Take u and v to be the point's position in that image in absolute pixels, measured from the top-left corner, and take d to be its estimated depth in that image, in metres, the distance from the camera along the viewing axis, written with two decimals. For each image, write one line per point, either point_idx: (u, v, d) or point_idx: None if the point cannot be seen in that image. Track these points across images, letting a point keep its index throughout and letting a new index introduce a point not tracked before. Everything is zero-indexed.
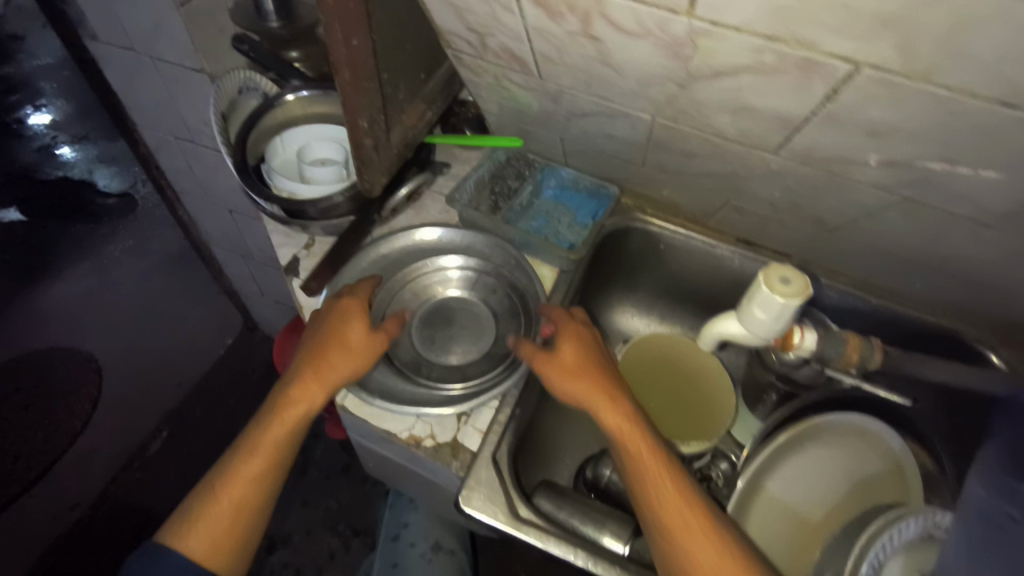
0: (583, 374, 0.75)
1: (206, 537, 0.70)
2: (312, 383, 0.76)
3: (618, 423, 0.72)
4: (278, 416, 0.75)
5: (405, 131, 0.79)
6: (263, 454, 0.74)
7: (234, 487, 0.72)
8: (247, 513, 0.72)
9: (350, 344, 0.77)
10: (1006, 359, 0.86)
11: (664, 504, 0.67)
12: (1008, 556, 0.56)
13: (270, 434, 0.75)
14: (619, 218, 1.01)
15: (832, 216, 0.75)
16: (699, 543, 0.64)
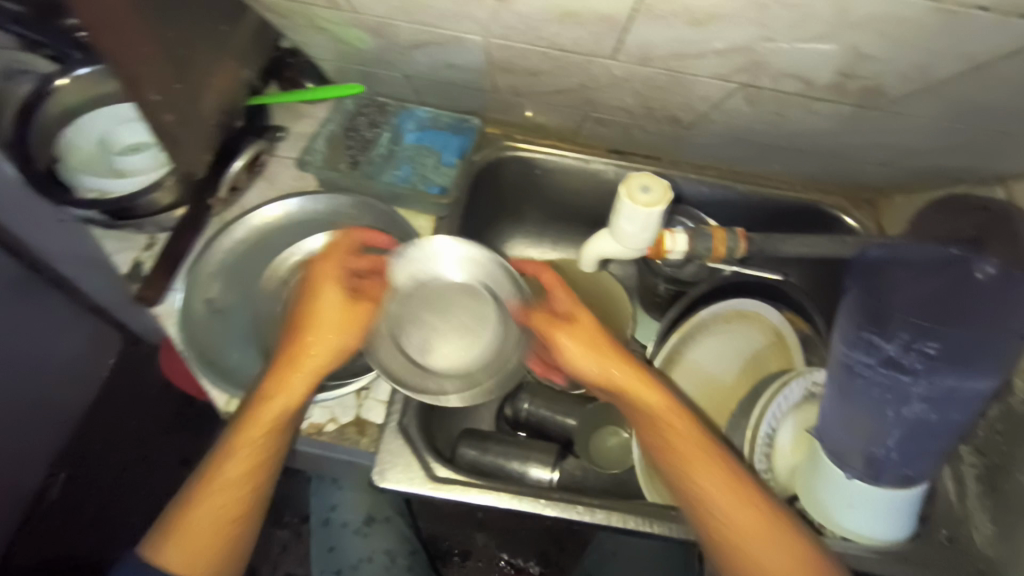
0: (562, 311, 0.71)
1: (187, 551, 0.60)
2: (314, 344, 0.66)
3: (590, 365, 0.68)
4: (275, 376, 0.65)
5: (218, 95, 0.70)
6: (262, 426, 0.63)
7: (206, 499, 0.61)
8: (232, 527, 0.62)
9: (334, 304, 0.68)
10: (858, 219, 0.93)
11: (714, 480, 0.62)
12: (869, 398, 0.64)
13: (250, 439, 0.63)
14: (487, 151, 0.96)
15: (684, 113, 0.75)
16: (705, 473, 0.63)
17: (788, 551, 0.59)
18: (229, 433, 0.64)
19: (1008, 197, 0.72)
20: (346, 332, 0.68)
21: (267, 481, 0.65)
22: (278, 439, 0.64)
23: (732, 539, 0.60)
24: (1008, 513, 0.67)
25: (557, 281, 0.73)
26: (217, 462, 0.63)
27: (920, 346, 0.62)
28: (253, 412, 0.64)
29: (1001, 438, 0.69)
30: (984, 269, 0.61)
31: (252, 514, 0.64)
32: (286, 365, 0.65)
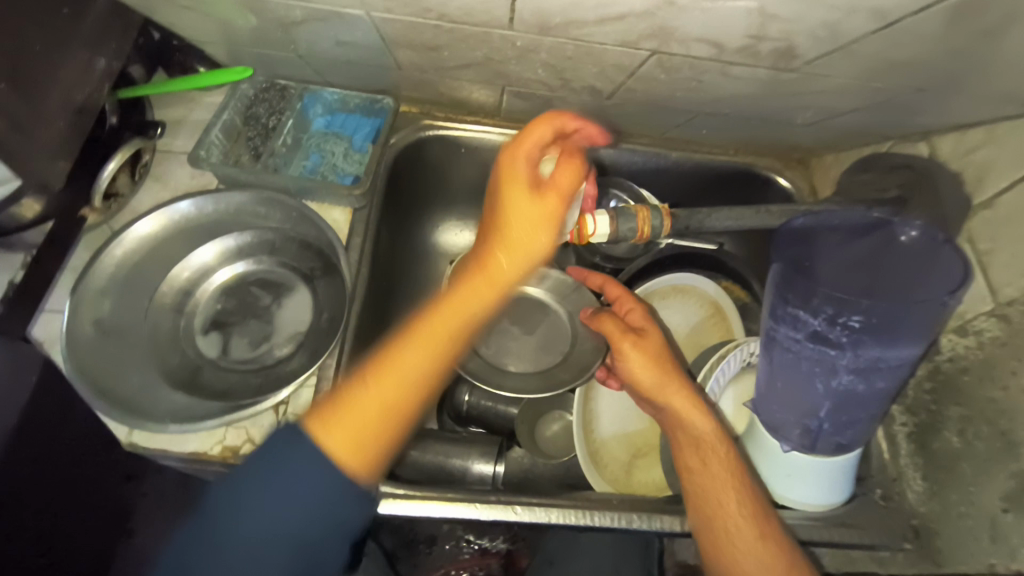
0: (521, 221, 0.62)
1: (351, 430, 0.51)
2: (507, 245, 0.62)
3: (491, 261, 0.63)
4: (417, 337, 0.57)
5: (68, 92, 0.62)
6: (426, 345, 0.57)
7: (351, 414, 0.52)
8: (374, 447, 0.52)
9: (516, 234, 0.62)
10: (791, 179, 0.91)
11: (714, 486, 0.59)
12: (800, 371, 0.62)
13: (406, 359, 0.56)
14: (405, 132, 0.88)
15: (602, 83, 0.71)
16: (719, 471, 0.60)
17: (777, 559, 0.56)
18: (358, 373, 0.56)
19: (931, 152, 0.71)
20: (477, 294, 0.61)
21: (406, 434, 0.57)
22: (446, 360, 0.58)
23: (727, 545, 0.57)
24: (936, 470, 0.67)
25: (530, 174, 0.64)
26: (362, 377, 0.55)
27: (845, 320, 0.56)
28: (394, 352, 0.56)
29: (930, 397, 0.69)
30: (907, 232, 0.60)
31: (399, 442, 0.55)
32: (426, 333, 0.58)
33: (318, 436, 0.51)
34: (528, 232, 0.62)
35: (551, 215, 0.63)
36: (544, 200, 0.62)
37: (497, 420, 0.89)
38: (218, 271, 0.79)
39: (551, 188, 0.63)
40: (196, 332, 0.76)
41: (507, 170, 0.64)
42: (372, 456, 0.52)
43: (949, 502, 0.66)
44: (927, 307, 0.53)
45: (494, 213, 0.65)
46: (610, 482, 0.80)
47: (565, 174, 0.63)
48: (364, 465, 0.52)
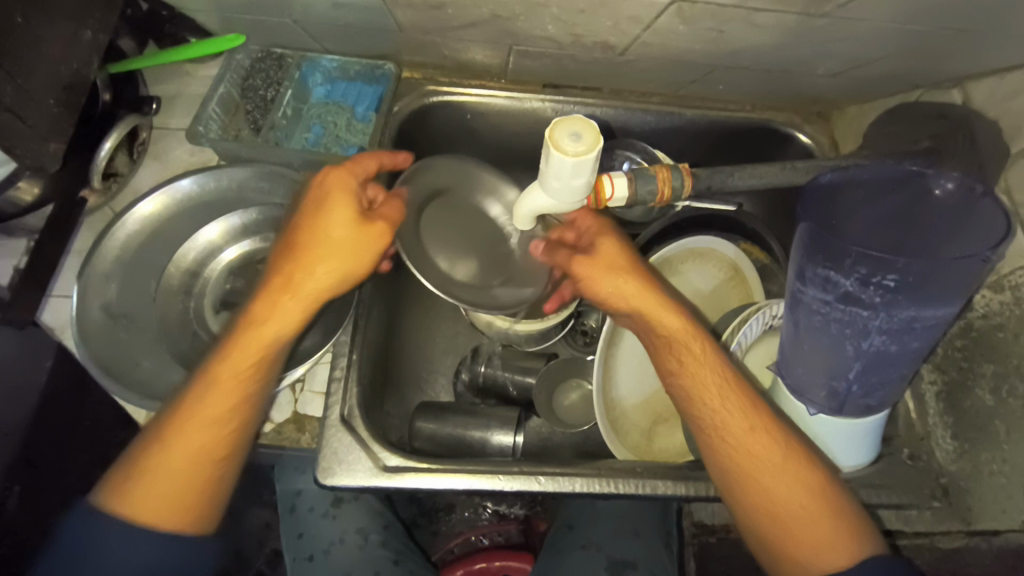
0: (334, 245, 0.58)
1: (162, 492, 0.57)
2: (303, 275, 0.59)
3: (281, 275, 0.59)
4: (215, 383, 0.58)
5: (56, 68, 0.60)
6: (204, 419, 0.58)
7: (152, 482, 0.57)
8: (192, 499, 0.58)
9: (333, 240, 0.58)
10: (812, 135, 0.87)
11: (726, 420, 0.59)
12: (828, 333, 0.60)
13: (196, 433, 0.58)
14: (409, 99, 0.83)
15: (616, 37, 0.71)
16: (750, 440, 0.59)
17: (796, 473, 0.58)
18: (150, 439, 0.58)
19: (965, 100, 0.68)
20: (284, 321, 0.59)
21: (233, 462, 0.60)
22: (245, 413, 0.60)
23: (754, 490, 0.58)
24: (967, 429, 0.66)
25: (348, 188, 0.60)
26: (156, 445, 0.58)
27: (880, 280, 0.53)
28: (174, 428, 0.58)
29: (961, 354, 0.67)
30: (942, 185, 0.57)
31: (218, 486, 0.60)
32: (238, 352, 0.59)
33: (117, 507, 0.56)
34: (303, 273, 0.58)
35: (364, 251, 0.59)
36: (370, 230, 0.59)
37: (515, 390, 0.87)
38: (225, 251, 0.77)
39: (346, 198, 0.59)
40: (207, 315, 0.74)
41: (312, 201, 0.60)
42: (192, 506, 0.58)
43: (980, 460, 0.65)
44: (965, 264, 0.50)
45: (296, 240, 0.59)
46: (631, 449, 0.79)
47: (394, 209, 0.62)
48: (189, 517, 0.58)
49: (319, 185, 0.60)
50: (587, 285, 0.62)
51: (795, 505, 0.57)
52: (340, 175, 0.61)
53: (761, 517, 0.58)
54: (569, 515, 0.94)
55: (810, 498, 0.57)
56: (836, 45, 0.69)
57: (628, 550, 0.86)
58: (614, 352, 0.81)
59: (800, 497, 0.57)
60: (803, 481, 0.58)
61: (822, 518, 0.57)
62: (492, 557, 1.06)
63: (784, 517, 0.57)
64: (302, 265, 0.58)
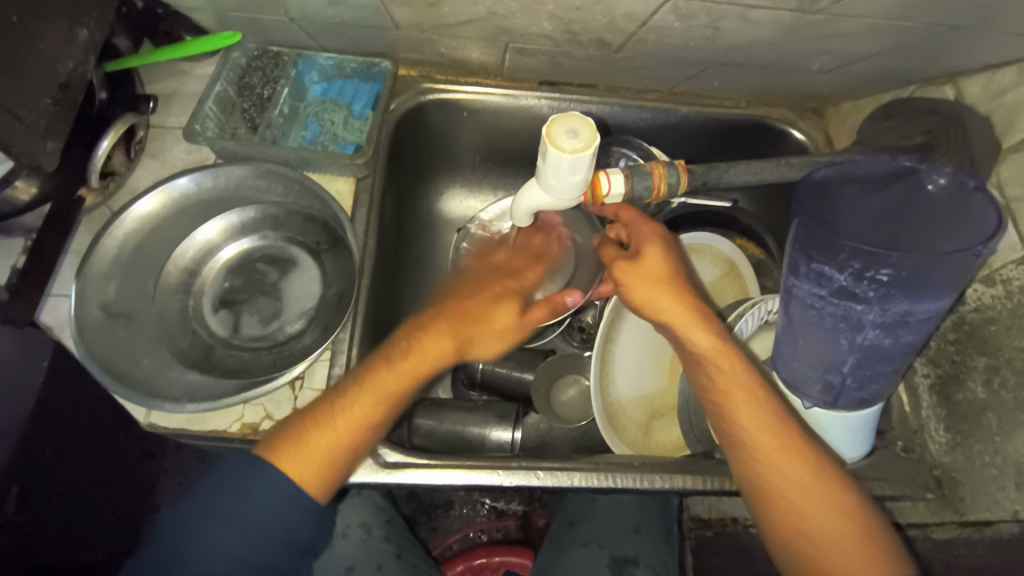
0: (492, 328, 0.68)
1: (316, 455, 0.59)
2: (476, 337, 0.67)
3: (441, 344, 0.66)
4: (370, 387, 0.62)
5: (52, 67, 0.60)
6: (345, 420, 0.60)
7: (312, 446, 0.59)
8: (331, 471, 0.60)
9: (497, 326, 0.68)
10: (807, 131, 0.87)
11: (759, 440, 0.58)
12: (822, 328, 0.61)
13: (357, 407, 0.61)
14: (404, 96, 0.84)
15: (612, 34, 0.72)
16: (786, 463, 0.57)
17: (831, 499, 0.57)
18: (312, 415, 0.61)
19: (957, 95, 0.69)
20: (442, 347, 0.65)
21: (346, 468, 0.61)
22: (358, 441, 0.61)
23: (789, 513, 0.57)
24: (959, 421, 0.67)
25: (514, 288, 0.73)
26: (312, 419, 0.60)
27: (874, 274, 0.54)
28: (351, 393, 0.61)
29: (953, 347, 0.68)
30: (935, 180, 0.58)
31: (348, 469, 0.62)
32: (410, 359, 0.64)
33: (280, 464, 0.58)
34: (484, 310, 0.68)
35: (518, 333, 0.69)
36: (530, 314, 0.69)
37: (512, 387, 0.88)
38: (223, 249, 0.78)
39: (508, 291, 0.72)
40: (205, 312, 0.75)
41: (469, 293, 0.71)
42: (328, 478, 0.60)
43: (973, 452, 0.66)
44: (958, 258, 0.51)
45: (467, 304, 0.69)
46: (629, 444, 0.79)
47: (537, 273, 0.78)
48: (321, 485, 0.60)
49: (525, 238, 0.80)
50: (626, 287, 0.64)
51: (833, 531, 0.56)
52: (512, 279, 0.75)
53: (788, 537, 0.57)
54: (571, 511, 0.94)
55: (844, 527, 0.56)
56: (830, 41, 0.70)
57: (630, 546, 0.86)
58: (612, 348, 0.81)
59: (835, 525, 0.56)
60: (838, 507, 0.56)
61: (853, 548, 0.55)
62: (491, 551, 1.07)
63: (816, 540, 0.56)
64: (468, 339, 0.67)
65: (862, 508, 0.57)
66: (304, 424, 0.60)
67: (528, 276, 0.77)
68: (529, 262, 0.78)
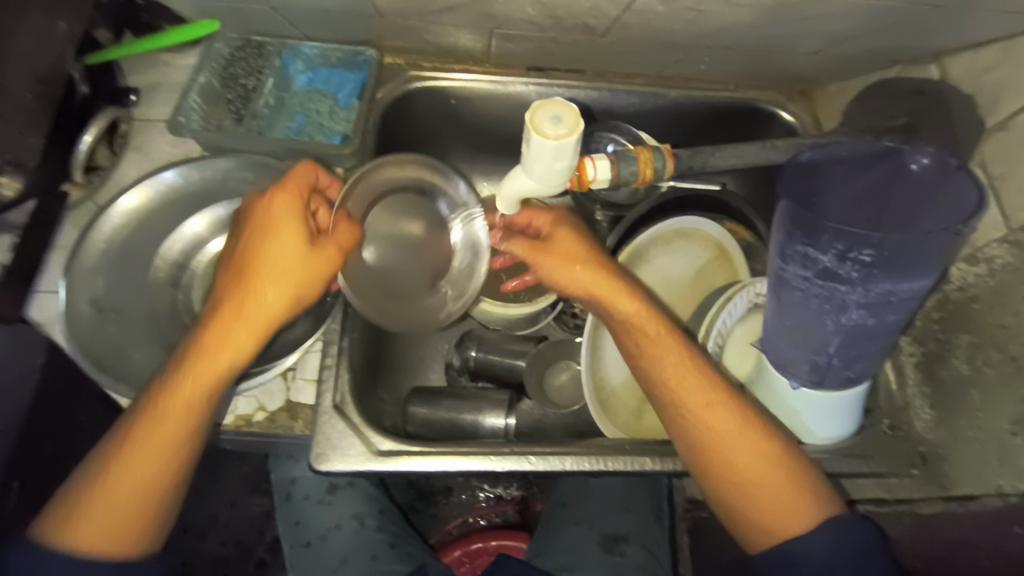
0: (284, 269, 0.57)
1: (102, 520, 0.54)
2: (250, 298, 0.57)
3: (221, 312, 0.57)
4: (193, 374, 0.56)
5: (31, 61, 0.59)
6: (154, 448, 0.55)
7: (100, 513, 0.54)
8: (148, 512, 0.56)
9: (267, 260, 0.57)
10: (795, 113, 0.87)
11: (671, 387, 0.61)
12: (807, 307, 0.61)
13: (138, 456, 0.55)
14: (391, 84, 0.83)
15: (596, 19, 0.71)
16: (713, 418, 0.59)
17: (759, 443, 0.59)
18: (127, 437, 0.56)
19: (943, 75, 0.69)
20: (222, 355, 0.57)
21: (185, 473, 0.58)
22: (207, 410, 0.57)
23: (713, 461, 0.59)
24: (945, 398, 0.68)
25: (309, 232, 0.60)
26: (148, 430, 0.56)
27: (856, 255, 0.54)
28: (123, 446, 0.55)
29: (939, 326, 0.68)
30: (918, 160, 0.58)
31: (168, 505, 0.57)
32: (218, 326, 0.57)
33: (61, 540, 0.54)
34: (269, 252, 0.57)
35: (319, 273, 0.60)
36: (319, 258, 0.60)
37: (506, 372, 0.88)
38: (210, 242, 0.77)
39: (304, 263, 0.59)
40: (196, 306, 0.75)
41: (275, 221, 0.59)
42: (141, 524, 0.55)
43: (957, 428, 0.66)
44: (940, 237, 0.52)
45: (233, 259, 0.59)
46: (621, 428, 0.80)
47: (344, 233, 0.64)
48: (128, 538, 0.55)
49: (282, 191, 0.60)
50: (545, 270, 0.64)
51: (760, 481, 0.58)
52: (277, 238, 0.58)
53: (723, 492, 0.59)
54: (562, 494, 0.95)
55: (779, 473, 0.58)
56: (816, 22, 0.69)
57: (620, 525, 0.87)
58: (602, 333, 0.82)
59: (766, 475, 0.58)
60: (767, 455, 0.59)
61: (784, 487, 0.58)
62: (488, 536, 1.08)
63: (740, 478, 0.58)
64: (248, 294, 0.57)
65: (792, 461, 0.59)
66: (83, 488, 0.55)
67: (253, 232, 0.59)
68: (285, 216, 0.59)
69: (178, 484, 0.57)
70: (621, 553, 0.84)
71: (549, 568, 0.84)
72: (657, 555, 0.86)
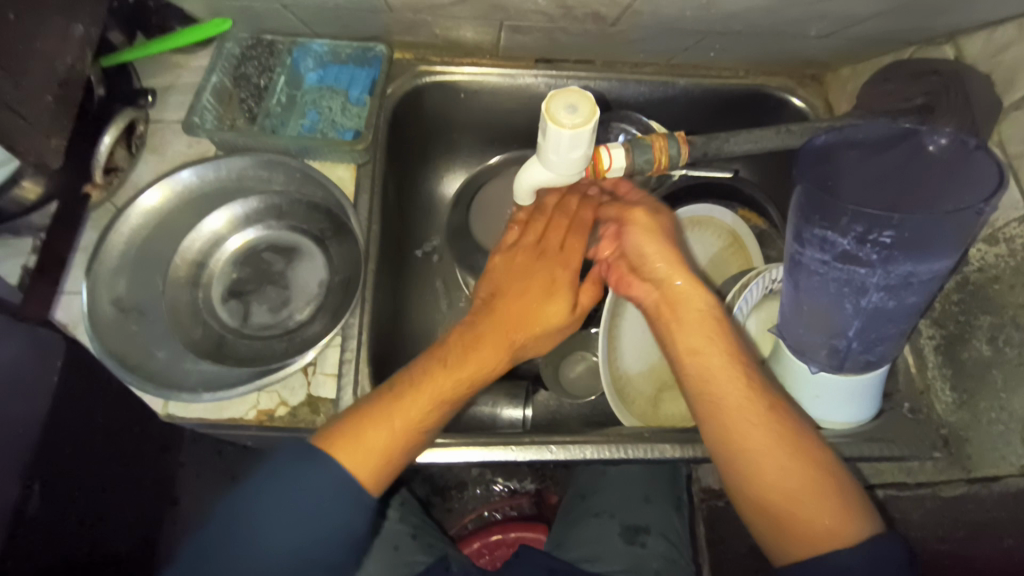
0: (538, 311, 0.64)
1: (367, 459, 0.57)
2: (525, 321, 0.64)
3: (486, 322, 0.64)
4: (446, 370, 0.61)
5: (50, 63, 0.60)
6: (408, 415, 0.58)
7: (371, 437, 0.57)
8: (384, 464, 0.58)
9: (554, 279, 0.65)
10: (806, 99, 0.86)
11: (712, 367, 0.59)
12: (826, 292, 0.61)
13: (411, 406, 0.59)
14: (401, 80, 0.83)
15: (606, 8, 0.72)
16: (752, 421, 0.56)
17: (800, 454, 0.54)
18: (381, 399, 0.59)
19: (958, 55, 0.69)
20: (489, 356, 0.62)
21: (406, 457, 0.60)
22: (444, 414, 0.60)
23: (747, 461, 0.55)
24: (965, 380, 0.68)
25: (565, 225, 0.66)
26: (386, 401, 0.59)
27: (876, 237, 0.54)
28: (408, 393, 0.59)
29: (958, 308, 0.68)
30: (936, 140, 0.58)
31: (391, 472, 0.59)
32: (484, 343, 0.62)
33: (334, 454, 0.56)
34: (544, 296, 0.64)
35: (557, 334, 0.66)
36: (583, 296, 0.67)
37: (522, 364, 0.89)
38: (230, 239, 0.79)
39: (562, 260, 0.66)
40: (215, 302, 0.76)
41: (567, 256, 0.66)
42: (380, 476, 0.58)
43: (979, 410, 0.66)
44: (961, 217, 0.51)
45: (505, 277, 0.66)
46: (639, 417, 0.80)
47: (587, 295, 0.67)
48: (374, 478, 0.58)
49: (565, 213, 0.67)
50: (633, 231, 0.64)
51: (795, 492, 0.53)
52: (561, 227, 0.66)
53: (759, 503, 0.54)
54: (580, 485, 0.96)
55: (819, 483, 0.53)
56: (826, 5, 0.69)
57: (640, 515, 0.88)
58: (618, 323, 0.82)
59: (803, 482, 0.53)
60: (809, 466, 0.54)
61: (825, 500, 0.53)
62: (506, 529, 1.08)
63: (776, 490, 0.54)
64: (507, 327, 0.63)
65: (840, 479, 0.54)
66: (347, 425, 0.58)
67: (553, 242, 0.66)
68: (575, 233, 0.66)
69: (402, 462, 0.60)
70: (642, 544, 0.84)
71: (572, 557, 0.84)
72: (676, 544, 0.86)
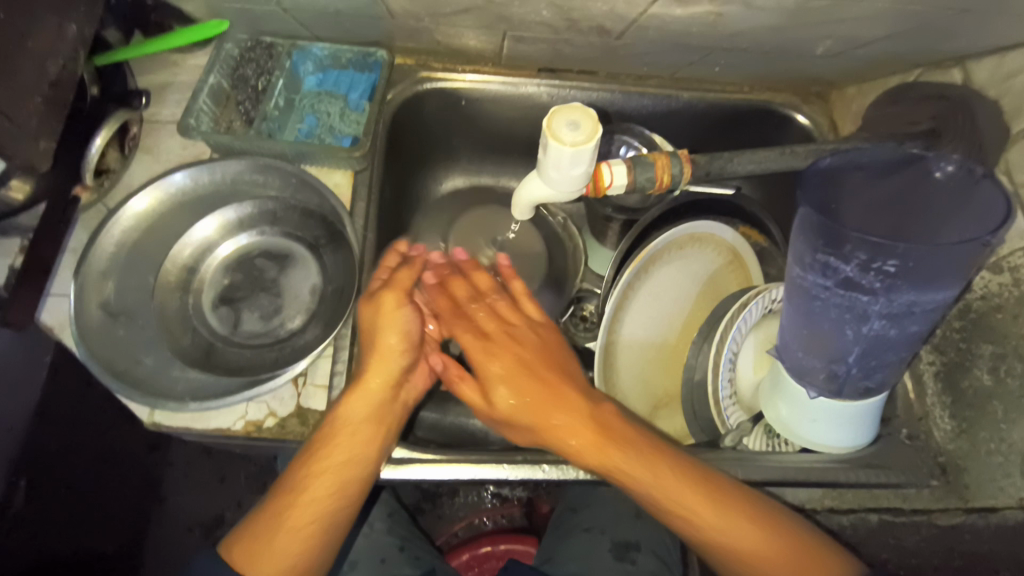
0: (391, 338, 0.64)
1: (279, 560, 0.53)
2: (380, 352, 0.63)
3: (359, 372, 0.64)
4: (330, 445, 0.59)
5: (43, 64, 0.59)
6: (324, 484, 0.57)
7: (286, 537, 0.54)
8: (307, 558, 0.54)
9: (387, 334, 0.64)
10: (811, 116, 0.85)
11: (665, 490, 0.57)
12: (828, 317, 0.60)
13: (313, 488, 0.56)
14: (401, 86, 0.82)
15: (612, 21, 0.71)
16: (636, 463, 0.58)
17: (731, 511, 0.56)
18: (280, 495, 0.56)
19: (965, 79, 0.68)
20: (357, 407, 0.61)
21: (338, 525, 0.57)
22: (351, 477, 0.59)
23: (699, 532, 0.56)
24: (965, 408, 0.67)
25: (403, 285, 0.66)
26: (297, 484, 0.56)
27: (880, 265, 0.53)
28: (308, 468, 0.57)
29: (959, 335, 0.67)
30: (942, 167, 0.57)
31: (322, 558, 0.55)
32: (362, 392, 0.62)
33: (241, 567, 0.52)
34: (392, 309, 0.64)
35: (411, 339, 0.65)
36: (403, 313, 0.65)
37: None
38: (220, 246, 0.78)
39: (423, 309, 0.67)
40: (206, 308, 0.75)
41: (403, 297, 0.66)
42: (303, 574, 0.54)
43: (977, 439, 0.65)
44: (967, 248, 0.50)
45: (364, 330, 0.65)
46: None
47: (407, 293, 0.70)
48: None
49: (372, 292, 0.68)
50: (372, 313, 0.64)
51: (736, 532, 0.55)
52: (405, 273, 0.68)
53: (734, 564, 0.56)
54: (572, 498, 0.95)
55: (767, 537, 0.55)
56: (833, 26, 0.69)
57: (632, 531, 0.86)
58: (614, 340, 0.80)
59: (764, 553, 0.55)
60: (762, 529, 0.55)
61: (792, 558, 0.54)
62: (496, 539, 1.07)
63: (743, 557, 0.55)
64: (381, 351, 0.63)
65: (770, 513, 0.57)
66: (254, 532, 0.54)
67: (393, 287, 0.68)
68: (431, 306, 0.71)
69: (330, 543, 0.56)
70: (632, 561, 0.83)
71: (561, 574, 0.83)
72: (667, 562, 0.85)
